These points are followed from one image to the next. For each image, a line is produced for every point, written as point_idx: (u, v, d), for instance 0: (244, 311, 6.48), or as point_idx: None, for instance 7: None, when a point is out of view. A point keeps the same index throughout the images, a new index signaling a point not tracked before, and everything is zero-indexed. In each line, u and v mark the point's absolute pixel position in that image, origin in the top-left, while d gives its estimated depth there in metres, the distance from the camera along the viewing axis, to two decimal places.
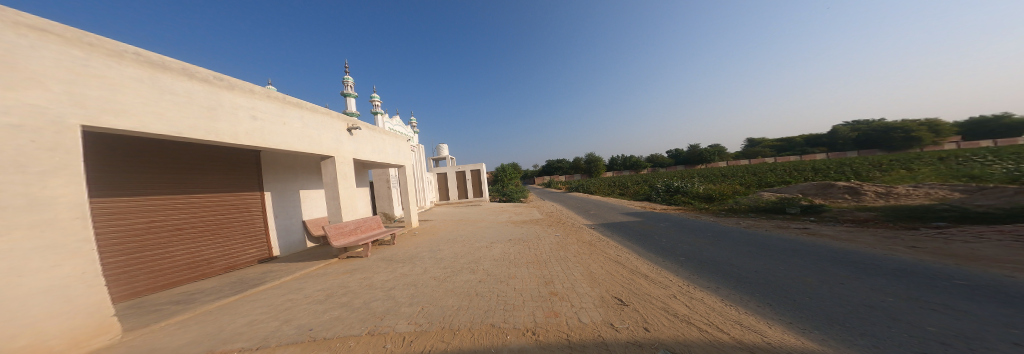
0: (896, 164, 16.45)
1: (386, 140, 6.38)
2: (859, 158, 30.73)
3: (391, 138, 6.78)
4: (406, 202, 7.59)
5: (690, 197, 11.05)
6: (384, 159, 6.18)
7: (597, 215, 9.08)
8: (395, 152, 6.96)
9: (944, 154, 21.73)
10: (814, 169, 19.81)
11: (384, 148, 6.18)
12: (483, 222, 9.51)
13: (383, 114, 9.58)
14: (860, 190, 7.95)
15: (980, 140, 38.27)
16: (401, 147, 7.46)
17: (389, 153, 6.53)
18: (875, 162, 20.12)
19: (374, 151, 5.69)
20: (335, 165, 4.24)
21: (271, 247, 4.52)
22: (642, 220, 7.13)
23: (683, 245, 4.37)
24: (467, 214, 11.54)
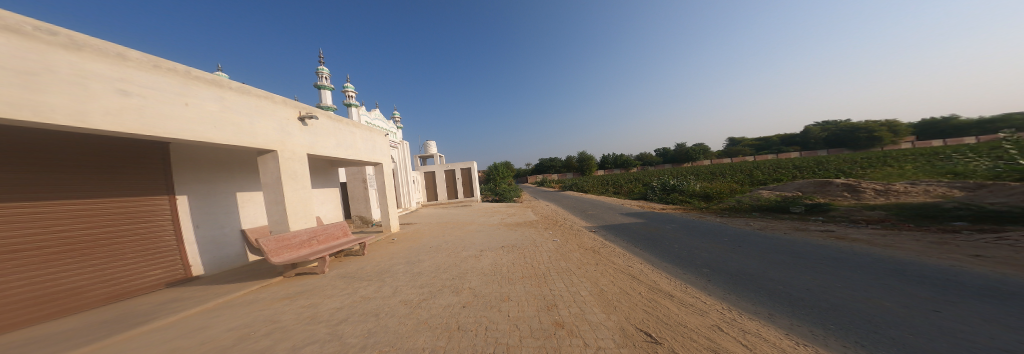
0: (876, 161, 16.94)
1: (356, 134, 5.46)
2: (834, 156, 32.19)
3: (363, 132, 5.86)
4: (383, 205, 6.71)
5: (687, 196, 10.73)
6: (354, 155, 5.27)
7: (595, 216, 8.49)
8: (369, 148, 6.04)
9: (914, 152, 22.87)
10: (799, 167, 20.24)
11: (353, 143, 5.29)
12: (473, 225, 8.71)
13: (359, 106, 8.60)
14: (859, 187, 7.76)
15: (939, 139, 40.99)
16: (378, 143, 6.56)
17: (361, 148, 5.61)
18: (855, 160, 20.80)
19: (339, 146, 4.77)
20: (281, 161, 3.37)
21: (186, 265, 3.67)
22: (646, 222, 6.56)
23: (703, 253, 3.78)
24: (455, 216, 10.69)
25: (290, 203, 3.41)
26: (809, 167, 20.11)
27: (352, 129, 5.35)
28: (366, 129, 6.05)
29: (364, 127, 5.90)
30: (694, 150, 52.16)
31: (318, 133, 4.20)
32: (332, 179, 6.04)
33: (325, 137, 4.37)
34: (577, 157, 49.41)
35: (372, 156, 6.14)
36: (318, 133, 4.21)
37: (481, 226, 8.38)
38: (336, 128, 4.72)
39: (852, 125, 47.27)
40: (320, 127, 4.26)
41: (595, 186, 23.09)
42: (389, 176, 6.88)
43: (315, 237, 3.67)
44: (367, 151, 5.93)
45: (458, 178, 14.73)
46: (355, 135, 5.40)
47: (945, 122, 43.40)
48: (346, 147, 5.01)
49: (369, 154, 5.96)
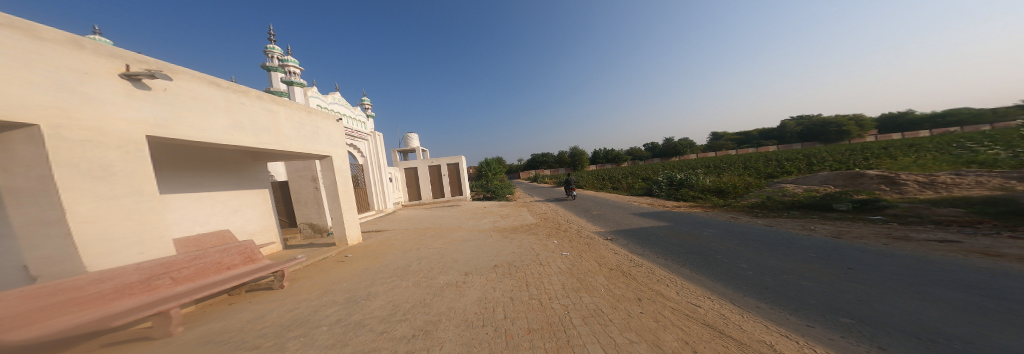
0: (872, 153, 16.67)
1: (277, 112, 3.76)
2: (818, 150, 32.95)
3: (293, 110, 4.15)
4: (335, 210, 5.08)
5: (699, 192, 9.61)
6: (270, 144, 3.58)
7: (603, 219, 7.19)
8: (305, 135, 4.34)
9: (897, 144, 23.22)
10: (794, 159, 19.89)
11: (271, 127, 3.64)
12: (458, 232, 7.18)
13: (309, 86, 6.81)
14: (898, 179, 6.71)
15: (908, 133, 43.04)
16: (323, 129, 4.87)
17: (286, 134, 3.92)
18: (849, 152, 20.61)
19: (232, 127, 3.07)
20: (46, 144, 1.69)
21: None
22: (673, 226, 5.26)
23: (803, 280, 2.42)
24: (439, 219, 9.13)
25: (78, 222, 1.81)
26: (806, 159, 19.79)
27: (272, 107, 3.70)
28: (300, 108, 4.35)
29: (295, 104, 4.20)
30: (683, 145, 52.58)
31: (177, 103, 2.52)
32: (251, 178, 4.40)
33: (195, 110, 2.68)
34: (568, 152, 48.53)
35: (310, 147, 4.47)
36: (178, 102, 2.52)
37: (469, 234, 6.88)
38: (227, 100, 3.02)
39: (830, 118, 48.81)
40: (181, 93, 2.56)
41: (591, 182, 22.04)
42: (343, 173, 5.24)
43: (165, 275, 2.22)
44: (302, 139, 4.26)
45: (444, 175, 13.05)
46: (273, 114, 3.71)
47: (915, 115, 45.45)
48: (251, 130, 3.32)
49: (304, 143, 4.28)
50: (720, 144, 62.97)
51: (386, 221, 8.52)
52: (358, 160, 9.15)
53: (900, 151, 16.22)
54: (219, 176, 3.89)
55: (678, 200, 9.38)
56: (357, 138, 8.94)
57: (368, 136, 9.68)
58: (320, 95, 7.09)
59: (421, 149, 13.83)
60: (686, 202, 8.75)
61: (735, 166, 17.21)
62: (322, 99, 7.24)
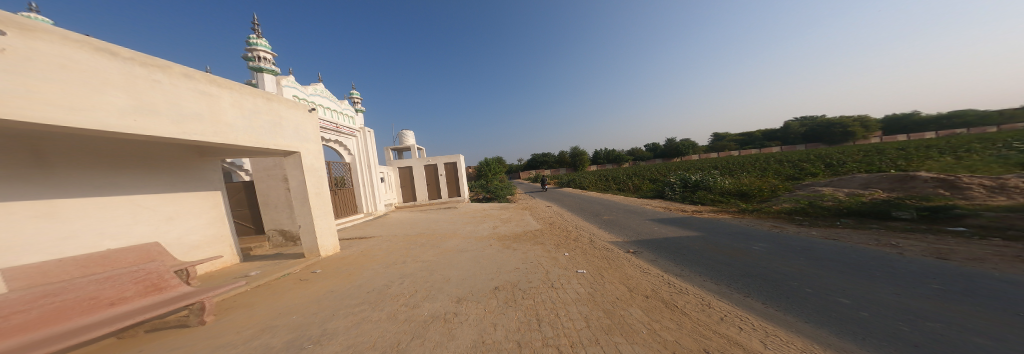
0: (896, 155, 15.66)
1: (214, 96, 2.96)
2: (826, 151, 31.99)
3: (242, 95, 3.34)
4: (304, 216, 4.24)
5: (720, 196, 8.72)
6: (200, 134, 2.77)
7: (618, 225, 6.33)
8: (260, 126, 3.53)
9: (914, 146, 22.19)
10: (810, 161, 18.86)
11: (203, 113, 2.82)
12: (454, 240, 6.33)
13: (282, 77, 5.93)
14: (958, 182, 5.79)
15: (918, 134, 41.94)
16: (289, 121, 4.04)
17: (229, 123, 3.11)
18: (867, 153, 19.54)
19: (133, 110, 2.25)
20: None
21: None
22: (708, 236, 4.38)
23: (972, 333, 1.56)
24: (433, 223, 8.29)
25: None
26: (819, 160, 18.95)
27: (206, 88, 2.89)
28: (255, 93, 3.54)
29: (245, 87, 3.39)
30: (686, 145, 51.58)
31: (28, 71, 1.68)
32: (195, 177, 3.60)
33: (61, 84, 1.84)
34: (569, 152, 47.68)
35: (269, 140, 3.63)
36: (28, 70, 1.68)
37: (465, 242, 6.04)
38: (124, 73, 2.21)
39: (836, 119, 47.87)
40: (35, 57, 1.74)
41: (595, 182, 21.20)
42: (315, 172, 4.41)
43: None
44: (255, 131, 3.44)
45: (441, 176, 12.20)
46: (209, 98, 2.90)
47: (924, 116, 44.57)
48: (170, 116, 2.51)
49: (258, 135, 3.46)
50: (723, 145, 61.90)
51: (374, 225, 7.66)
52: (345, 158, 8.31)
53: (922, 152, 15.37)
54: (145, 175, 3.10)
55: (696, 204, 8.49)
56: (344, 134, 8.10)
57: (356, 132, 8.85)
58: (298, 85, 6.26)
59: (417, 147, 12.98)
60: (707, 206, 7.88)
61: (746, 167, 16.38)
62: (300, 89, 6.41)
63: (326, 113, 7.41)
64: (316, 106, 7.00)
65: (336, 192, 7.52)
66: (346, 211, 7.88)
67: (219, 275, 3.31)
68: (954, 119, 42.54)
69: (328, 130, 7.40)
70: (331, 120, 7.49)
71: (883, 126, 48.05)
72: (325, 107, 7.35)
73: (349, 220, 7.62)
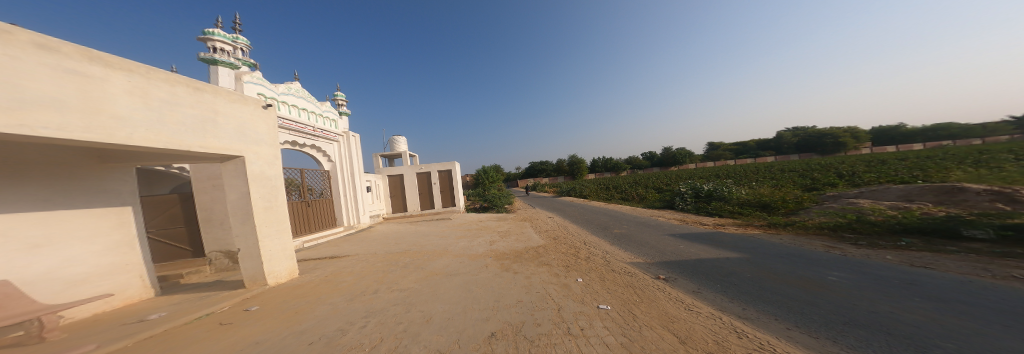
0: (908, 166, 15.09)
1: (96, 77, 2.06)
2: (822, 161, 31.94)
3: (149, 80, 2.45)
4: (247, 235, 3.34)
5: (739, 208, 7.93)
6: (58, 129, 1.81)
7: (633, 242, 5.42)
8: (178, 122, 2.63)
9: (918, 157, 21.83)
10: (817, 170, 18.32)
11: (69, 100, 1.89)
12: (441, 259, 5.36)
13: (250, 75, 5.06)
14: (1021, 194, 5.02)
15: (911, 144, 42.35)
16: (227, 118, 3.15)
17: (120, 116, 2.19)
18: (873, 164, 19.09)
19: None
20: None
21: None
22: (755, 258, 3.53)
23: None
24: (422, 238, 7.31)
25: None
26: (826, 169, 18.45)
27: (76, 64, 1.97)
28: (176, 79, 2.67)
29: (158, 71, 2.53)
30: (683, 154, 51.59)
31: None
32: (89, 191, 2.75)
33: None
34: (567, 161, 47.09)
35: (189, 141, 2.71)
36: None
37: (455, 264, 5.09)
38: None
39: (831, 129, 48.40)
40: None
41: (596, 191, 20.43)
42: (266, 180, 3.53)
43: None
44: (167, 128, 2.53)
45: (434, 184, 11.27)
46: (84, 80, 1.99)
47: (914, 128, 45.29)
48: (1, 100, 1.55)
49: (170, 134, 2.54)
50: (719, 154, 61.60)
51: (353, 241, 6.69)
52: (324, 165, 7.40)
53: (934, 163, 14.84)
54: (1, 189, 2.19)
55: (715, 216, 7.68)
56: (324, 138, 7.23)
57: (340, 136, 7.96)
58: (265, 82, 5.42)
59: (409, 153, 12.10)
60: (729, 219, 7.07)
61: (754, 176, 15.77)
62: (268, 87, 5.57)
63: (302, 115, 6.55)
64: (288, 106, 6.09)
65: (310, 203, 6.56)
66: (321, 225, 6.89)
67: (103, 322, 2.37)
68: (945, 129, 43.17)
69: (303, 133, 6.51)
70: (308, 122, 6.62)
71: (876, 136, 48.57)
72: (301, 108, 6.51)
73: (324, 236, 6.61)
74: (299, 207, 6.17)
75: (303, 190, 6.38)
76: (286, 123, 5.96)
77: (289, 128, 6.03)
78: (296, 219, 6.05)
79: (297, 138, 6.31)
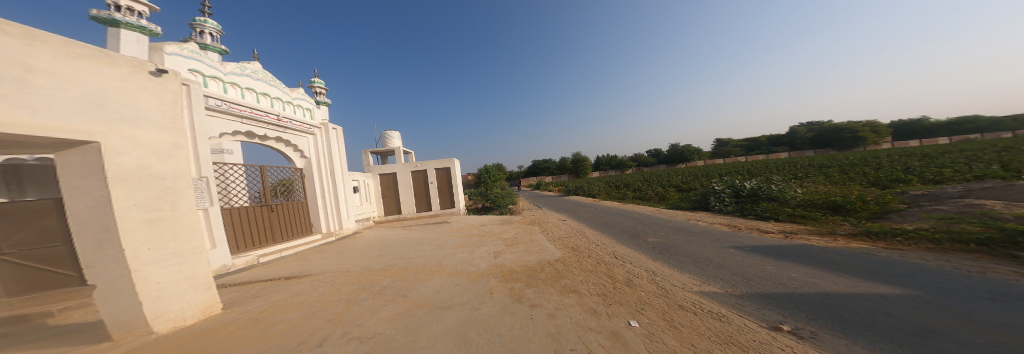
0: (957, 161, 13.50)
1: None
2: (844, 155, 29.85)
3: None
4: (106, 266, 1.96)
5: (801, 210, 6.46)
6: None
7: (686, 258, 4.03)
8: None
9: (957, 152, 19.97)
10: (848, 166, 16.70)
11: None
12: (429, 283, 4.12)
13: (171, 46, 3.88)
14: None
15: (939, 138, 39.80)
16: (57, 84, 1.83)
17: None
18: (911, 159, 17.39)
19: None
20: None
21: None
22: (935, 298, 2.09)
23: None
24: (412, 247, 6.04)
25: None
26: (860, 165, 16.78)
27: None
28: None
29: None
30: (692, 151, 49.55)
31: None
32: None
33: None
34: (572, 158, 45.60)
35: None
36: None
37: (447, 290, 3.87)
38: None
39: (850, 123, 45.97)
40: None
41: (606, 190, 18.97)
42: (149, 179, 2.19)
43: None
44: None
45: (430, 184, 9.96)
46: None
47: (941, 120, 42.67)
48: None
49: None
50: (730, 150, 59.04)
51: (326, 253, 5.48)
52: (296, 162, 6.20)
53: (990, 158, 13.19)
54: None
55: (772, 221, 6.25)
56: (294, 131, 6.01)
57: (317, 129, 6.76)
58: (201, 58, 4.19)
59: (403, 150, 10.85)
60: (795, 225, 5.62)
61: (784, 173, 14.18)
62: (208, 64, 4.32)
63: (262, 102, 5.33)
64: (240, 91, 4.88)
65: (274, 208, 5.39)
66: (288, 234, 5.71)
67: None
68: (977, 122, 40.42)
69: (265, 124, 5.29)
70: (270, 110, 5.40)
71: (899, 129, 45.96)
72: (261, 94, 5.28)
73: (291, 247, 5.43)
74: (256, 214, 4.99)
75: (262, 192, 5.20)
76: (239, 110, 4.74)
77: (243, 116, 4.81)
78: (250, 229, 4.87)
79: (256, 129, 5.11)
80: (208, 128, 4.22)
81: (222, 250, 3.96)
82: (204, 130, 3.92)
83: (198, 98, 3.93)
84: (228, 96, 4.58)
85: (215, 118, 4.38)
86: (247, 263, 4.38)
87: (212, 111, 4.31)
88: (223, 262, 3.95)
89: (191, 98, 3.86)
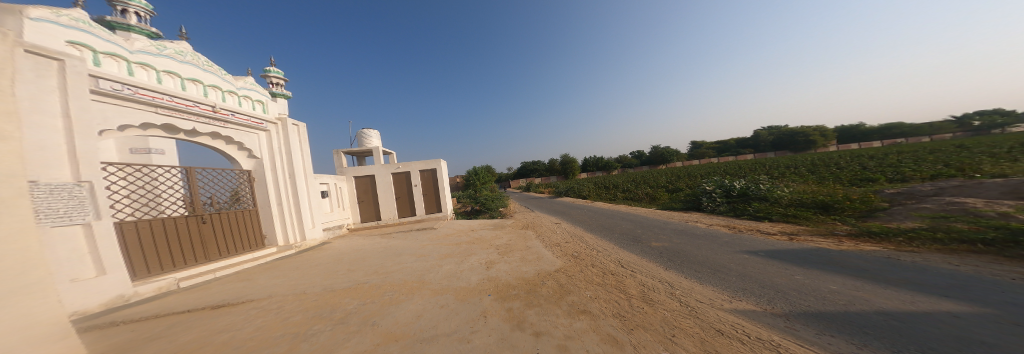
0: (914, 160, 14.64)
1: None
2: (807, 157, 32.21)
3: None
4: None
5: (795, 210, 6.45)
6: None
7: (704, 267, 3.65)
8: None
9: (905, 153, 22.02)
10: (820, 166, 17.73)
11: None
12: (408, 306, 3.40)
13: (36, 10, 2.91)
14: None
15: (882, 140, 44.36)
16: None
17: None
18: (872, 160, 18.76)
19: None
20: None
21: None
22: (1021, 319, 1.77)
23: None
24: (388, 259, 5.22)
25: None
26: (829, 165, 17.93)
27: None
28: None
29: None
30: (671, 153, 51.77)
31: None
32: None
33: None
34: (558, 160, 45.78)
35: None
36: None
37: (431, 314, 3.19)
38: None
39: (808, 127, 50.11)
40: None
41: (595, 191, 18.86)
42: None
43: None
44: None
45: (412, 186, 9.08)
46: None
47: (882, 125, 47.65)
48: None
49: None
50: (704, 152, 61.98)
51: (277, 271, 4.57)
52: (243, 164, 5.21)
53: (940, 157, 14.44)
54: None
55: (770, 222, 6.15)
56: (238, 125, 4.99)
57: (274, 125, 5.75)
58: (89, 29, 3.22)
59: (382, 150, 9.85)
60: (798, 228, 5.51)
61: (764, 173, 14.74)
62: (103, 38, 3.35)
63: (191, 89, 4.32)
64: (156, 75, 3.88)
65: (202, 219, 4.45)
66: (228, 250, 4.80)
67: None
68: (908, 127, 45.81)
69: (193, 116, 4.28)
70: (202, 100, 4.38)
71: (847, 133, 50.83)
72: (189, 79, 4.27)
73: (231, 265, 4.51)
74: (174, 228, 4.07)
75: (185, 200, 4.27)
76: (150, 98, 3.73)
77: (157, 105, 3.80)
78: (167, 246, 3.97)
79: (178, 121, 4.07)
80: (102, 117, 3.26)
81: (117, 275, 3.14)
82: (87, 119, 3.02)
83: (78, 77, 3.01)
84: (134, 80, 3.58)
85: (113, 105, 3.37)
86: (160, 290, 3.51)
87: (105, 97, 3.31)
88: (120, 291, 3.12)
89: (66, 77, 2.92)
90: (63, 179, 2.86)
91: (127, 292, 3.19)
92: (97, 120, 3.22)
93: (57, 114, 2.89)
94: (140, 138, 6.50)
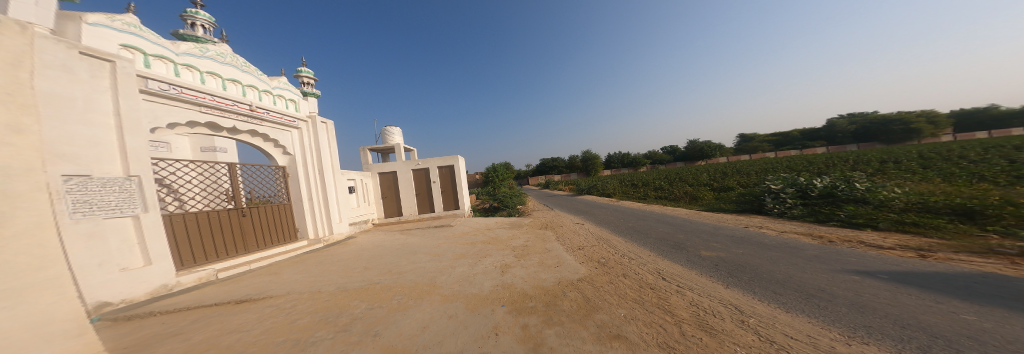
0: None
1: None
2: (895, 148, 26.14)
3: None
4: None
5: (918, 218, 4.86)
6: None
7: (790, 289, 2.69)
8: None
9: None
10: (902, 161, 14.54)
11: None
12: (415, 314, 3.12)
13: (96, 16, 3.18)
14: None
15: (1011, 127, 34.68)
16: None
17: None
18: (979, 153, 14.89)
19: None
20: None
21: None
22: None
23: None
24: (406, 258, 5.03)
25: None
26: (915, 160, 14.62)
27: None
28: None
29: None
30: (714, 147, 45.97)
31: None
32: None
33: None
34: (582, 156, 43.84)
35: None
36: None
37: (437, 326, 2.82)
38: None
39: (899, 114, 41.15)
40: None
41: (622, 189, 17.35)
42: None
43: None
44: None
45: (431, 182, 9.03)
46: None
47: (1011, 108, 37.29)
48: None
49: None
50: (756, 146, 54.46)
51: (303, 265, 4.68)
52: (278, 160, 5.48)
53: None
54: None
55: (884, 234, 4.65)
56: (274, 123, 5.23)
57: (305, 123, 6.00)
58: (140, 32, 3.47)
59: (404, 147, 10.01)
60: (930, 244, 3.96)
61: (837, 169, 12.12)
62: (152, 41, 3.59)
63: (231, 89, 4.56)
64: (199, 75, 4.12)
65: (242, 213, 4.70)
66: (265, 242, 5.03)
67: None
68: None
69: (233, 115, 4.51)
70: (241, 99, 4.61)
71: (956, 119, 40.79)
72: (229, 80, 4.50)
73: (265, 257, 4.68)
74: (216, 220, 4.31)
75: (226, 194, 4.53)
76: (194, 97, 3.95)
77: (200, 104, 4.02)
78: (209, 238, 4.20)
79: (221, 120, 4.28)
80: (151, 116, 3.47)
81: (162, 266, 3.28)
82: (135, 118, 3.19)
83: (127, 78, 3.17)
84: (179, 80, 3.80)
85: (162, 104, 3.60)
86: (199, 281, 3.67)
87: (154, 97, 3.53)
88: (163, 281, 3.27)
89: (116, 78, 3.10)
90: (115, 174, 3.02)
91: (170, 282, 3.33)
92: (146, 118, 3.42)
93: (109, 113, 3.06)
94: (208, 138, 7.28)
